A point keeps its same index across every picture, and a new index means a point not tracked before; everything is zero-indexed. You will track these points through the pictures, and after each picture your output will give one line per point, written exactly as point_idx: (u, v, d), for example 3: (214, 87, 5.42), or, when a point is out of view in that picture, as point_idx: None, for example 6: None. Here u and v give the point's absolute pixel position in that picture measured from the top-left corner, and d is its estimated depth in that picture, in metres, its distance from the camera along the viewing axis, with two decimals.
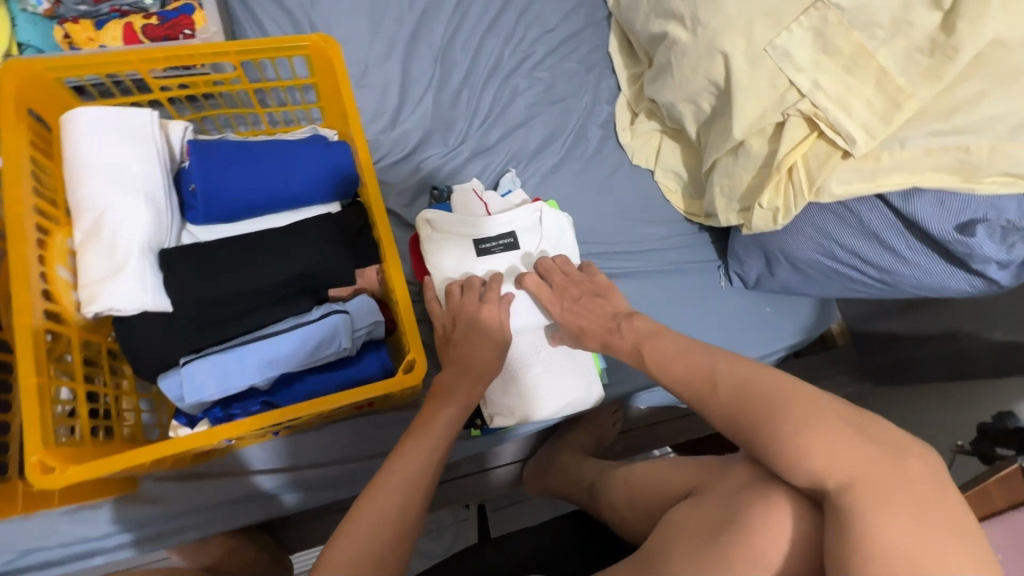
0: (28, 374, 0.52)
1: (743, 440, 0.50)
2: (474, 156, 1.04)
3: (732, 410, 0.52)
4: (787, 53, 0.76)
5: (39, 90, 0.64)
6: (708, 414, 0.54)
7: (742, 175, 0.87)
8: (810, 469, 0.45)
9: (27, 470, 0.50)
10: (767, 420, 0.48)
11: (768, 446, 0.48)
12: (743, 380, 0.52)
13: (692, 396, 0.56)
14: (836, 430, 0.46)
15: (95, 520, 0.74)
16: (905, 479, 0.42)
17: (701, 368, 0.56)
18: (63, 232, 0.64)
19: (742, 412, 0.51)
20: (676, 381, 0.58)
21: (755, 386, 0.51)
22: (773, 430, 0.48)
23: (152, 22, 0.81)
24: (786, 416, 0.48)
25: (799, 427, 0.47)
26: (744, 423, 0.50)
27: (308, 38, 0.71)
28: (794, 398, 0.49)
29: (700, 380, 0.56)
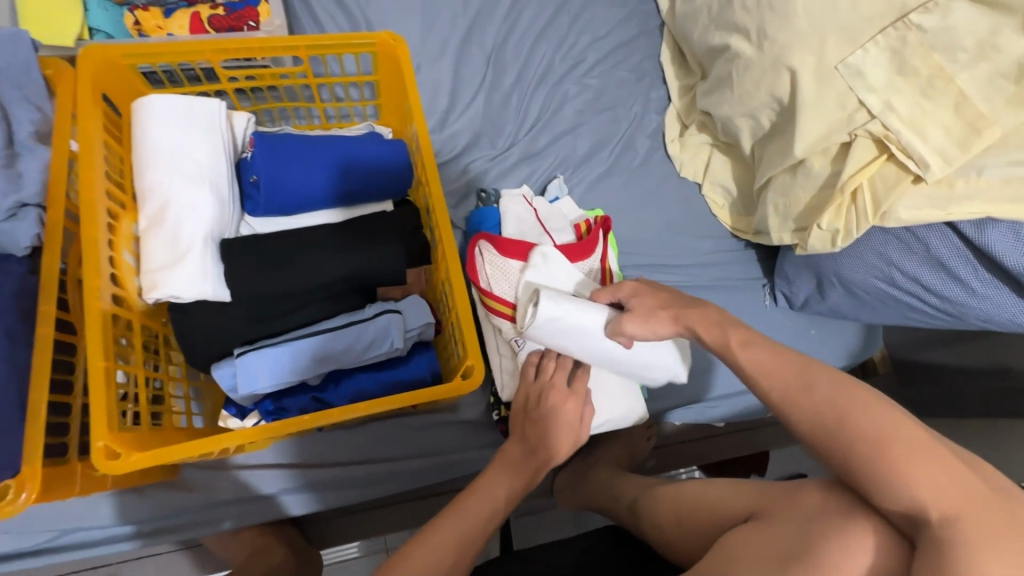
0: (96, 358, 0.52)
1: (836, 454, 0.48)
2: (521, 161, 1.03)
3: (828, 421, 0.49)
4: (860, 73, 0.74)
5: (113, 76, 0.64)
6: (793, 414, 0.51)
7: (800, 195, 0.85)
8: (913, 496, 0.44)
9: (91, 454, 0.50)
10: (867, 437, 0.47)
11: (866, 463, 0.46)
12: (840, 388, 0.50)
13: (776, 391, 0.53)
14: (940, 458, 0.45)
15: (136, 504, 0.74)
16: (1013, 518, 0.41)
17: (794, 366, 0.53)
18: (129, 218, 0.64)
19: (839, 425, 0.48)
20: (759, 372, 0.54)
21: (850, 399, 0.49)
22: (874, 447, 0.46)
23: (219, 13, 0.82)
24: (892, 438, 0.46)
25: (905, 451, 0.45)
26: (838, 435, 0.48)
27: (376, 35, 0.70)
28: (898, 419, 0.47)
29: (791, 377, 0.53)
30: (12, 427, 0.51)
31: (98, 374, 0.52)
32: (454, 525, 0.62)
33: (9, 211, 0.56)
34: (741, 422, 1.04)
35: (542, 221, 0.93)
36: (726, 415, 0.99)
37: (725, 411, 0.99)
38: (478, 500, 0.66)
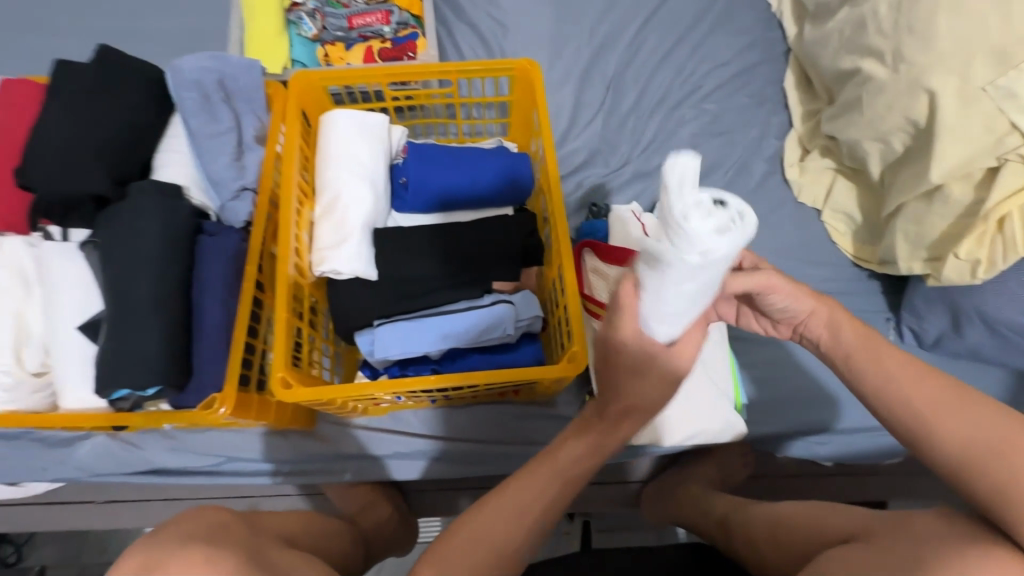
0: (282, 310, 0.66)
1: (977, 484, 0.47)
2: (633, 179, 1.08)
3: (975, 450, 0.48)
4: (1013, 95, 0.71)
5: (311, 95, 0.81)
6: (931, 439, 0.51)
7: (935, 223, 0.80)
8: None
9: (273, 382, 0.63)
10: (1019, 472, 0.45)
11: (1015, 499, 0.44)
12: (997, 423, 0.49)
13: (911, 416, 0.52)
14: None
15: (281, 446, 0.88)
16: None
17: (940, 390, 0.52)
18: (309, 206, 0.80)
19: (988, 457, 0.47)
20: (900, 394, 0.53)
21: (1008, 435, 0.47)
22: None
23: (387, 47, 0.99)
24: None
25: None
26: (983, 467, 0.47)
27: (515, 62, 0.81)
28: None
29: (936, 403, 0.52)
30: (220, 355, 0.65)
31: (282, 322, 0.66)
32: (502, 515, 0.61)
33: (235, 193, 0.72)
34: (853, 465, 0.97)
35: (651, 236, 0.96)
36: (834, 455, 0.92)
37: (834, 450, 0.92)
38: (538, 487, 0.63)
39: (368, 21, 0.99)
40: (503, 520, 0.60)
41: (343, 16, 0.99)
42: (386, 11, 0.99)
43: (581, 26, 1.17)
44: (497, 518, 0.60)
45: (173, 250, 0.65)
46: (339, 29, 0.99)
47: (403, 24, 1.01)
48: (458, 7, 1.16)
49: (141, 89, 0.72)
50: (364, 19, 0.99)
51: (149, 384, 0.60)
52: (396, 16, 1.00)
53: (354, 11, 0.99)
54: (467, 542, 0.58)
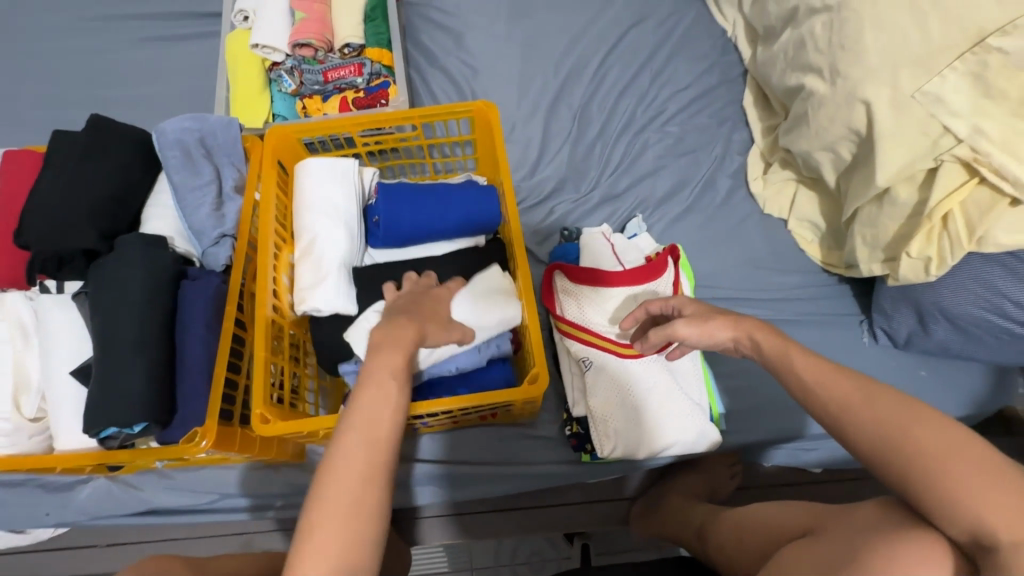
0: (260, 348, 0.71)
1: (896, 474, 0.48)
2: (602, 202, 1.12)
3: (889, 439, 0.48)
4: (940, 99, 0.73)
5: (286, 146, 0.87)
6: (847, 430, 0.51)
7: (887, 224, 0.82)
8: (978, 523, 0.43)
9: (252, 419, 0.67)
10: (927, 458, 0.46)
11: (927, 487, 0.46)
12: (905, 410, 0.49)
13: (830, 407, 0.52)
14: (1014, 484, 0.44)
15: (271, 480, 0.90)
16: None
17: (852, 382, 0.52)
18: (287, 250, 0.85)
19: (901, 446, 0.48)
20: (819, 392, 0.53)
21: (917, 421, 0.48)
22: (934, 470, 0.46)
23: (360, 96, 1.06)
24: (952, 459, 0.45)
25: (968, 472, 0.45)
26: (896, 456, 0.48)
27: (473, 104, 0.87)
28: (962, 440, 0.46)
29: (852, 398, 0.51)
30: (202, 390, 0.69)
31: (260, 358, 0.70)
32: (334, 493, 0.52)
33: (215, 240, 0.77)
34: (841, 470, 0.97)
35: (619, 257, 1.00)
36: (822, 460, 0.93)
37: (822, 457, 0.93)
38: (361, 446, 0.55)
39: (342, 74, 1.07)
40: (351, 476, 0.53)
41: (319, 71, 1.08)
42: (358, 64, 1.07)
43: (546, 62, 1.23)
44: (340, 475, 0.53)
45: (157, 295, 0.70)
46: (316, 83, 1.07)
47: (375, 74, 1.08)
48: (429, 55, 1.25)
49: (132, 153, 0.80)
50: (339, 73, 1.07)
51: (135, 420, 0.65)
52: (368, 67, 1.07)
53: (329, 66, 1.07)
54: (325, 517, 0.51)
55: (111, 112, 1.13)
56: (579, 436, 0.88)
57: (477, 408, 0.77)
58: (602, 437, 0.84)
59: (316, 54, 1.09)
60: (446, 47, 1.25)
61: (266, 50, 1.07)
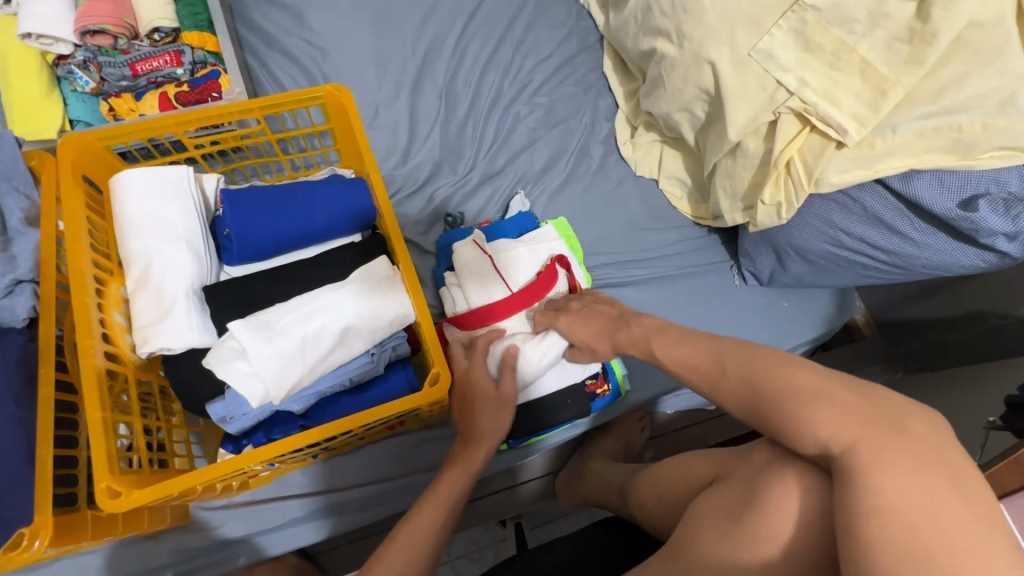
0: (94, 410, 0.58)
1: (756, 418, 0.53)
2: (482, 183, 1.09)
3: (741, 389, 0.55)
4: (772, 56, 0.78)
5: (92, 158, 0.71)
6: (714, 393, 0.58)
7: (742, 175, 0.89)
8: (817, 435, 0.47)
9: (96, 495, 0.55)
10: (770, 400, 0.52)
11: (775, 421, 0.51)
12: (745, 360, 0.56)
13: (700, 380, 0.60)
14: (833, 396, 0.48)
15: (151, 551, 0.77)
16: (905, 436, 0.44)
17: (707, 352, 0.60)
18: (117, 282, 0.71)
19: (750, 394, 0.54)
20: (684, 364, 0.62)
21: (759, 367, 0.54)
22: (777, 405, 0.51)
23: (184, 89, 0.91)
24: (788, 390, 0.51)
25: (800, 399, 0.50)
26: (750, 402, 0.54)
27: (322, 89, 0.78)
28: (794, 370, 0.52)
29: (708, 364, 0.59)
30: (24, 481, 0.56)
31: (97, 424, 0.57)
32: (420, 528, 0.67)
33: (7, 288, 0.63)
34: None
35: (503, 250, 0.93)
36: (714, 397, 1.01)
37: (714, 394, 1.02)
38: (432, 507, 0.69)
39: (155, 65, 0.90)
40: (427, 513, 0.69)
41: (123, 63, 0.89)
42: (175, 52, 0.90)
43: (400, 37, 1.14)
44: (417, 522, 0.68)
45: None
46: (121, 78, 0.89)
47: (199, 63, 0.92)
48: (266, 36, 1.10)
49: None
50: (150, 63, 0.90)
51: None
52: (188, 55, 0.91)
53: (136, 56, 0.89)
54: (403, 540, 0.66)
55: None
56: None
57: (380, 422, 0.71)
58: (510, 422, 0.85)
59: (117, 43, 0.90)
60: (285, 26, 1.10)
61: (43, 41, 0.86)
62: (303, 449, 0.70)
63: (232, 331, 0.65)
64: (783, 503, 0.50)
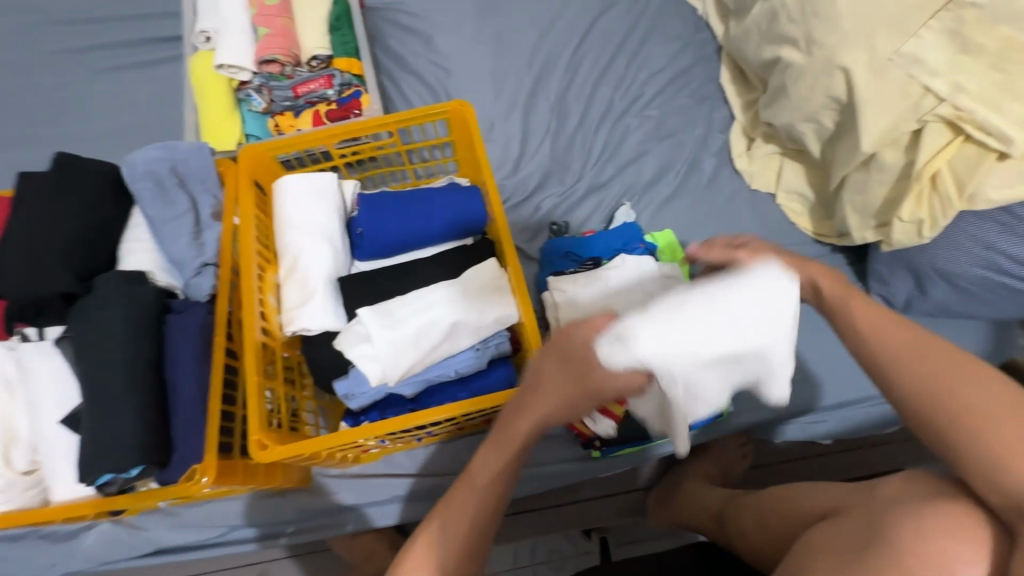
0: (251, 373, 0.69)
1: (938, 434, 0.47)
2: (589, 193, 1.11)
3: (939, 395, 0.47)
4: (918, 60, 0.73)
5: (262, 166, 0.85)
6: (898, 386, 0.50)
7: (877, 190, 0.81)
8: (1018, 480, 0.43)
9: (249, 446, 0.65)
10: (971, 418, 0.46)
11: (972, 449, 0.45)
12: (953, 365, 0.48)
13: (884, 365, 0.51)
14: None
15: (280, 506, 0.88)
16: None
17: (905, 339, 0.51)
18: (272, 270, 0.83)
19: (946, 403, 0.47)
20: (868, 344, 0.52)
21: (969, 380, 0.47)
22: (981, 430, 0.45)
23: (332, 107, 1.04)
24: (997, 416, 0.45)
25: (1015, 433, 0.44)
26: (940, 413, 0.47)
27: (449, 104, 0.85)
28: (1010, 398, 0.46)
29: (902, 350, 0.50)
30: (198, 427, 0.67)
31: (253, 386, 0.68)
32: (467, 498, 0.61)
33: (198, 269, 0.76)
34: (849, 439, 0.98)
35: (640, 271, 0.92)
36: (830, 430, 0.93)
37: (831, 428, 0.94)
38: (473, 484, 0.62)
39: (312, 87, 1.04)
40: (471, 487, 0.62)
41: (288, 86, 1.05)
42: (327, 76, 1.04)
43: (518, 56, 1.21)
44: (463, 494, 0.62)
45: (143, 335, 0.67)
46: (286, 99, 1.05)
47: (346, 84, 1.05)
48: (400, 60, 1.22)
49: (100, 190, 0.76)
50: (308, 86, 1.04)
51: (132, 463, 0.62)
52: (338, 78, 1.05)
53: (298, 80, 1.05)
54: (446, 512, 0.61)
55: (68, 147, 1.08)
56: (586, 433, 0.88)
57: (480, 413, 0.77)
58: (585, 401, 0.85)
59: (283, 69, 1.06)
60: (416, 50, 1.22)
61: (231, 70, 1.04)
62: (412, 430, 0.77)
63: (360, 317, 0.74)
64: (913, 541, 0.46)
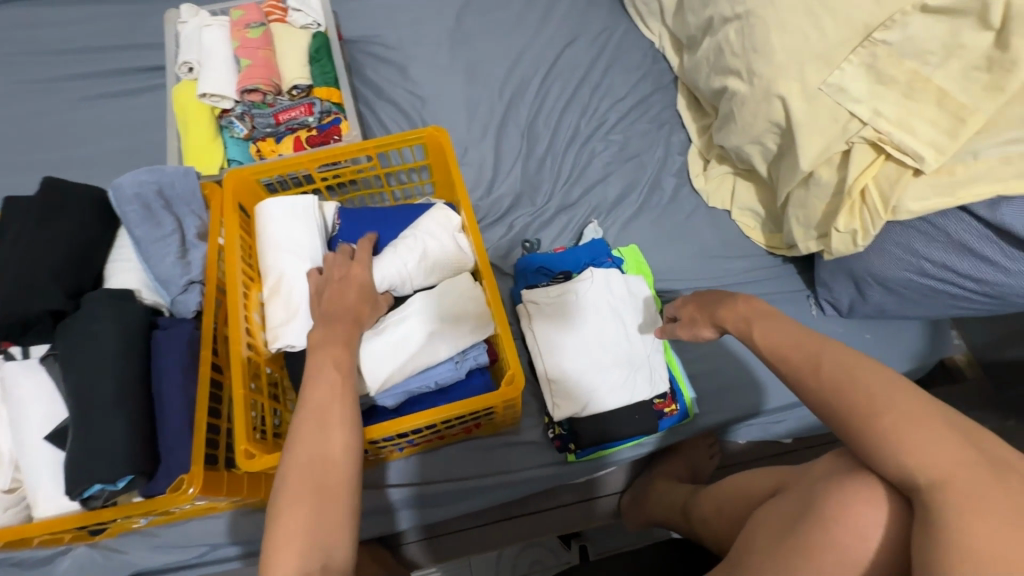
0: (239, 387, 0.72)
1: (837, 427, 0.54)
2: (559, 212, 1.18)
3: (829, 393, 0.54)
4: (842, 89, 0.81)
5: (246, 188, 0.89)
6: (801, 390, 0.57)
7: (816, 204, 0.90)
8: (904, 463, 0.49)
9: (236, 455, 0.67)
10: (859, 408, 0.52)
11: (864, 434, 0.51)
12: (847, 364, 0.54)
13: (792, 372, 0.57)
14: (933, 427, 0.49)
15: (262, 522, 0.88)
16: (1005, 483, 0.45)
17: (802, 345, 0.58)
18: (257, 288, 0.86)
19: (839, 397, 0.53)
20: (778, 357, 0.59)
21: (860, 374, 0.53)
22: (866, 419, 0.51)
23: (313, 133, 1.09)
24: (880, 407, 0.51)
25: (896, 420, 0.50)
26: (838, 403, 0.53)
27: (424, 130, 0.91)
28: (894, 389, 0.51)
29: (799, 358, 0.57)
30: (184, 439, 0.69)
31: (240, 399, 0.71)
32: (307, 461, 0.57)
33: (184, 287, 0.78)
34: (809, 437, 1.04)
35: (612, 290, 0.99)
36: (790, 428, 0.99)
37: (790, 426, 1.00)
38: (307, 465, 0.57)
39: (293, 115, 1.09)
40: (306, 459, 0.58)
41: (270, 114, 1.10)
42: (308, 103, 1.09)
43: (490, 85, 1.29)
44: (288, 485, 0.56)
45: (130, 351, 0.69)
46: (267, 126, 1.10)
47: (326, 112, 1.10)
48: (377, 89, 1.28)
49: (87, 213, 0.79)
50: (290, 114, 1.09)
51: (119, 475, 0.64)
52: (318, 106, 1.09)
53: (279, 108, 1.09)
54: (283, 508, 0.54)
55: (51, 173, 1.10)
56: (562, 438, 0.92)
57: (459, 420, 0.80)
58: (563, 406, 0.91)
59: (266, 98, 1.11)
60: (393, 80, 1.29)
61: (213, 99, 1.09)
62: (393, 438, 0.80)
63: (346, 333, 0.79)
64: (838, 516, 0.52)
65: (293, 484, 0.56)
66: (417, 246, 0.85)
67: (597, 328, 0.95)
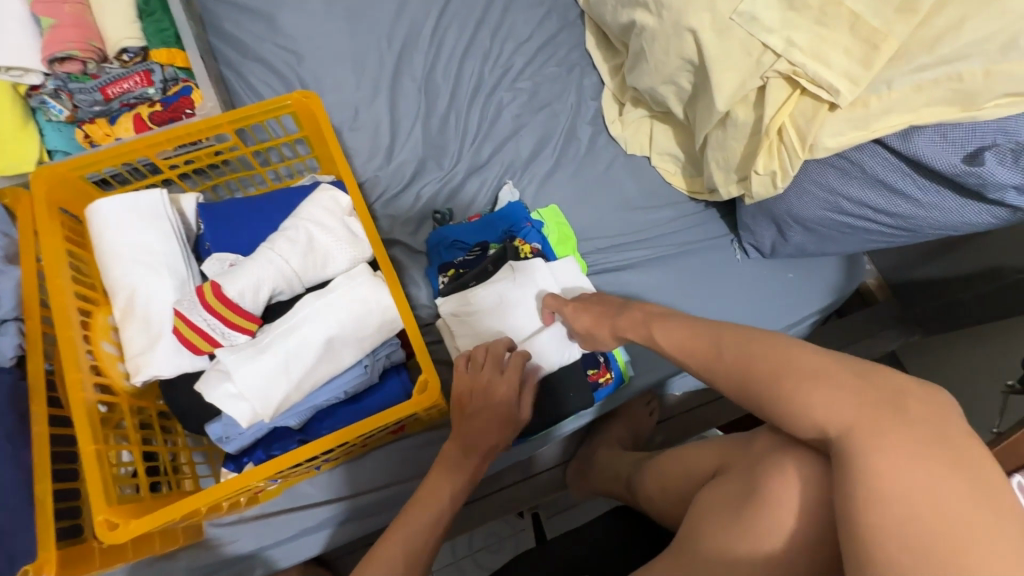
0: (86, 443, 0.58)
1: (753, 404, 0.50)
2: (469, 176, 1.07)
3: (736, 374, 0.51)
4: (755, 18, 0.74)
5: (67, 189, 0.72)
6: (713, 379, 0.54)
7: (734, 146, 0.85)
8: (814, 420, 0.45)
9: (96, 527, 0.56)
10: (766, 377, 0.49)
11: (774, 400, 0.48)
12: (740, 342, 0.52)
13: (699, 364, 0.56)
14: (831, 376, 0.46)
15: (171, 569, 0.77)
16: (905, 417, 0.42)
17: (704, 337, 0.56)
18: (103, 312, 0.71)
19: (746, 374, 0.50)
20: (686, 347, 0.57)
21: (754, 348, 0.51)
22: (771, 382, 0.48)
23: (157, 109, 0.90)
24: (782, 373, 0.48)
25: (796, 381, 0.47)
26: (747, 384, 0.50)
27: (290, 97, 0.75)
28: (792, 353, 0.49)
29: (704, 348, 0.55)
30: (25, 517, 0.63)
31: (90, 456, 0.58)
32: (423, 514, 0.69)
33: None
34: None
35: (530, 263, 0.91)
36: None
37: None
38: (424, 509, 0.69)
39: (126, 87, 0.89)
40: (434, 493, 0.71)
41: (94, 88, 0.88)
42: (145, 71, 0.89)
43: (375, 32, 1.10)
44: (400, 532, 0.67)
45: None
46: (94, 104, 0.88)
47: (171, 80, 0.91)
48: (238, 45, 1.07)
49: None
50: (121, 86, 0.88)
51: None
52: (158, 74, 0.90)
53: (106, 80, 0.88)
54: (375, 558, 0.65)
55: None
56: None
57: (378, 431, 0.70)
58: None
59: (86, 68, 0.89)
60: (257, 32, 1.08)
61: (13, 73, 0.86)
62: (304, 464, 0.70)
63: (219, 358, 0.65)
64: (781, 497, 0.49)
65: (397, 542, 0.66)
66: (300, 236, 0.72)
67: (520, 310, 0.88)
